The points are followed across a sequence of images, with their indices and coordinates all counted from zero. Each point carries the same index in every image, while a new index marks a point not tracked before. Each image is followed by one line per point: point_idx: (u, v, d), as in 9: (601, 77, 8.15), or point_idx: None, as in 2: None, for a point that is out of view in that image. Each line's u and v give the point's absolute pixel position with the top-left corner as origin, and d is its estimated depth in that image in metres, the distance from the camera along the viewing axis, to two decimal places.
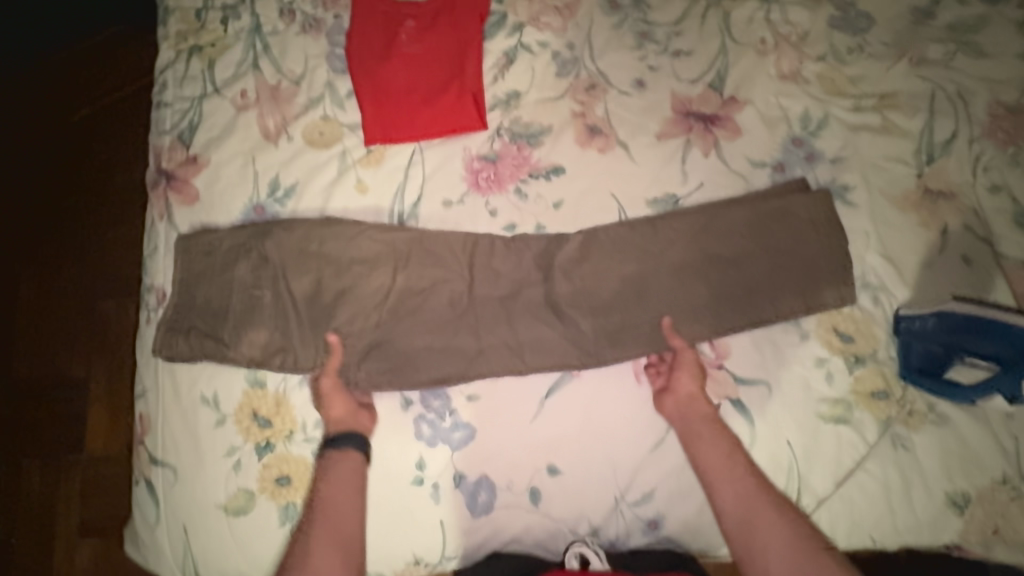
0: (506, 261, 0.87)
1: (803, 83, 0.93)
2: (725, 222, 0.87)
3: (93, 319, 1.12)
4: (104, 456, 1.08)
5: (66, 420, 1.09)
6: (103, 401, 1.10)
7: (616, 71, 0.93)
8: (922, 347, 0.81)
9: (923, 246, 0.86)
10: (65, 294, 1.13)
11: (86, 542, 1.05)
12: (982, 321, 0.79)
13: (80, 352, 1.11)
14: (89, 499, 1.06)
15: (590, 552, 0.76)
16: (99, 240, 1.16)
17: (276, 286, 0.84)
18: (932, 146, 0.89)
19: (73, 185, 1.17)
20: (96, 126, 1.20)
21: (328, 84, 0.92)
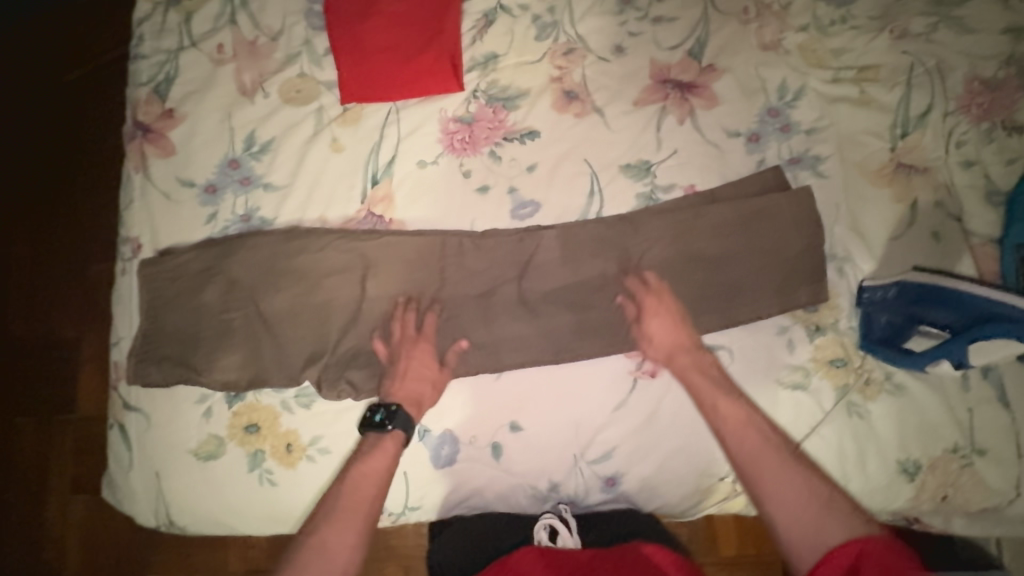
0: (479, 260, 0.86)
1: (783, 53, 0.92)
2: (709, 222, 0.86)
3: (84, 281, 1.13)
4: (96, 416, 1.09)
5: (56, 380, 1.11)
6: (96, 359, 1.11)
7: (596, 36, 0.93)
8: (881, 318, 0.82)
9: (893, 220, 0.87)
10: (54, 253, 1.13)
11: (80, 497, 1.08)
12: (938, 289, 0.79)
13: (73, 314, 1.12)
14: (81, 457, 1.09)
15: (560, 525, 0.80)
16: (86, 202, 1.14)
17: (250, 239, 0.85)
18: (908, 120, 0.89)
19: (58, 147, 1.15)
20: (82, 87, 1.16)
21: (306, 41, 0.91)
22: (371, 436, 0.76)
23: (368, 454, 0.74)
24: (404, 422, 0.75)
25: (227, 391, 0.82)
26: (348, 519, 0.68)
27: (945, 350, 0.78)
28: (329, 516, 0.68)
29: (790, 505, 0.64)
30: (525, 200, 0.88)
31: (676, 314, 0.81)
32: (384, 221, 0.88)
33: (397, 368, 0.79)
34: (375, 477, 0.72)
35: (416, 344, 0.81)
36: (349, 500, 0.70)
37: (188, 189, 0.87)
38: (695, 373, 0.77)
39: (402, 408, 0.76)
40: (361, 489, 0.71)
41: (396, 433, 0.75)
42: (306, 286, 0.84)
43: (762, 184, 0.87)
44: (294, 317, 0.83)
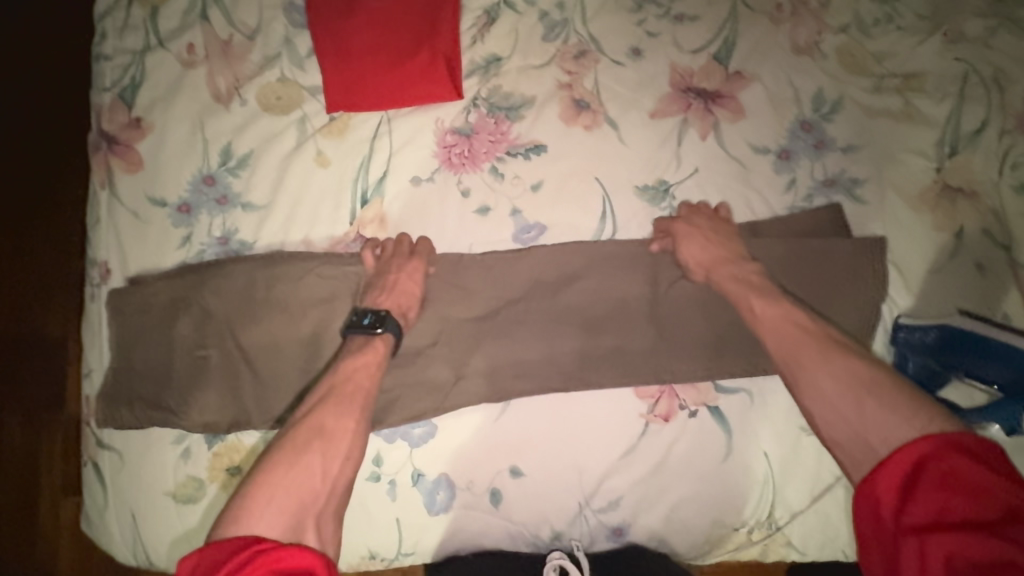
0: (481, 277, 0.79)
1: (819, 58, 0.83)
2: (741, 251, 0.77)
3: (68, 279, 1.06)
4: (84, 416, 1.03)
5: (42, 382, 1.04)
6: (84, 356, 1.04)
7: (610, 37, 0.83)
8: (925, 364, 0.75)
9: (933, 250, 0.79)
10: (35, 251, 1.06)
11: (71, 496, 1.02)
12: (988, 341, 0.71)
13: (57, 311, 1.05)
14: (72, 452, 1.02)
15: (571, 567, 0.75)
16: (58, 207, 1.06)
17: (227, 265, 0.77)
18: (956, 137, 0.80)
19: (35, 136, 1.07)
20: (56, 71, 1.08)
21: (286, 41, 0.82)
22: (358, 338, 0.72)
23: (354, 354, 0.71)
24: (395, 326, 0.73)
25: (205, 431, 0.76)
26: (342, 404, 0.66)
27: (997, 411, 0.70)
28: (320, 402, 0.66)
29: (835, 392, 0.61)
30: (529, 223, 0.80)
31: (711, 231, 0.76)
32: (375, 245, 0.80)
33: (385, 281, 0.75)
34: (367, 373, 0.69)
35: (406, 258, 0.77)
36: (342, 386, 0.67)
37: (159, 209, 0.79)
38: (732, 281, 0.74)
39: (391, 313, 0.73)
40: (354, 378, 0.68)
41: (386, 337, 0.72)
42: (288, 317, 0.76)
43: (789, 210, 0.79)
44: (276, 351, 0.76)
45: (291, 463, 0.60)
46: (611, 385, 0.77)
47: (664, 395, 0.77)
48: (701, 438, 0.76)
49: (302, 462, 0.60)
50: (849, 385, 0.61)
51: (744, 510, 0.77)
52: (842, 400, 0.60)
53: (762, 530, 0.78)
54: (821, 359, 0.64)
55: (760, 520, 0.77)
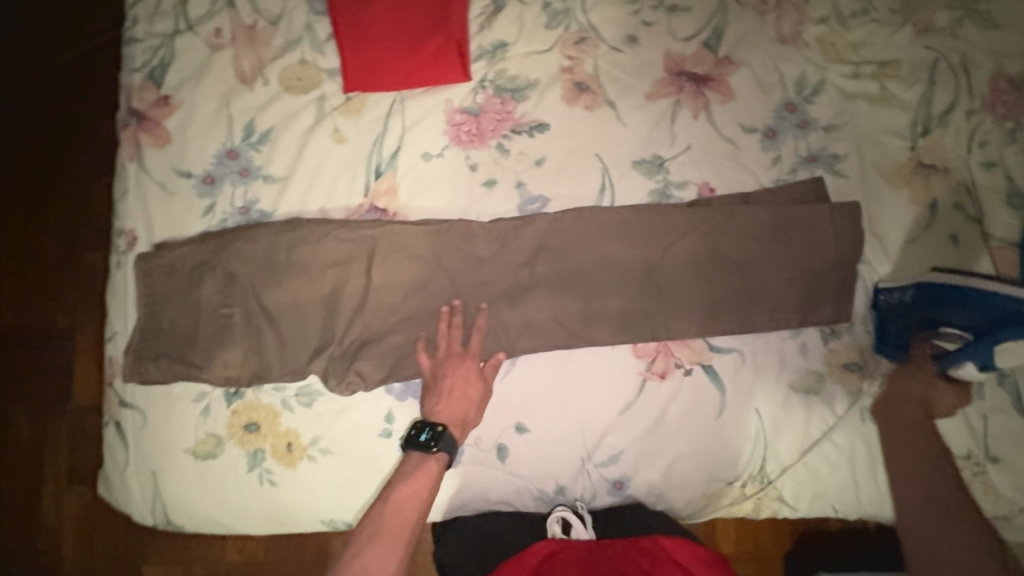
0: (487, 245, 0.83)
1: (801, 46, 0.89)
2: (742, 223, 0.83)
3: (80, 266, 1.09)
4: (93, 404, 1.06)
5: (53, 366, 1.06)
6: (92, 345, 1.07)
7: (608, 26, 0.89)
8: (908, 331, 0.80)
9: (910, 222, 0.85)
10: (56, 237, 1.10)
11: (75, 488, 1.04)
12: (962, 292, 0.76)
13: (69, 296, 1.09)
14: (77, 444, 1.05)
15: (572, 518, 0.78)
16: (82, 194, 1.11)
17: (249, 232, 0.82)
18: (929, 118, 0.86)
19: (56, 126, 1.12)
20: (77, 63, 1.14)
21: (307, 27, 0.88)
22: (415, 455, 0.74)
23: (410, 474, 0.72)
24: (450, 444, 0.73)
25: (227, 388, 0.80)
26: (385, 542, 0.66)
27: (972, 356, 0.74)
28: (367, 542, 0.66)
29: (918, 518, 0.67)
30: (533, 195, 0.86)
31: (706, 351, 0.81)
32: (388, 215, 0.85)
33: (440, 387, 0.77)
34: (417, 499, 0.70)
35: (461, 361, 0.79)
36: (389, 523, 0.68)
37: (185, 180, 0.84)
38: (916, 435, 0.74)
39: (447, 429, 0.74)
40: (402, 513, 0.69)
41: (440, 455, 0.73)
42: (307, 280, 0.81)
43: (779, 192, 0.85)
44: (297, 312, 0.80)
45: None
46: (611, 344, 0.82)
47: (661, 354, 0.82)
48: (696, 395, 0.81)
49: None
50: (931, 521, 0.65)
51: (738, 465, 0.81)
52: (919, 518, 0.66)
53: (755, 485, 0.82)
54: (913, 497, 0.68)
55: (753, 474, 0.82)
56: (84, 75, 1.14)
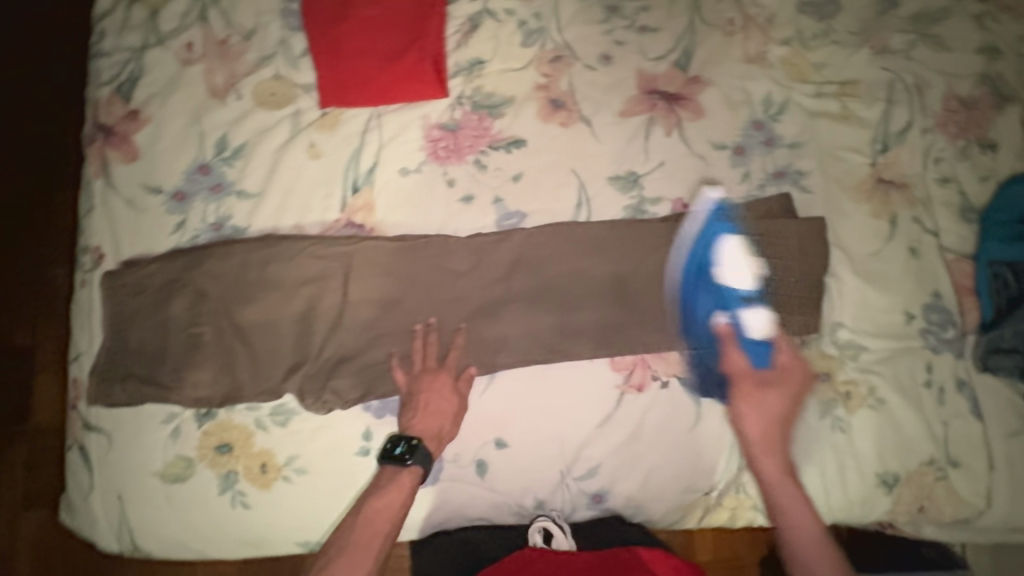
0: (465, 260, 0.84)
1: (767, 67, 0.92)
2: (713, 237, 0.85)
3: (40, 282, 1.06)
4: (52, 426, 1.02)
5: (11, 387, 1.03)
6: (54, 366, 1.04)
7: (582, 44, 0.91)
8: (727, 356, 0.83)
9: (873, 236, 0.88)
10: (16, 253, 1.06)
11: (32, 514, 1.00)
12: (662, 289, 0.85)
13: (29, 314, 1.05)
14: (35, 468, 1.01)
15: (554, 528, 0.79)
16: (47, 208, 1.08)
17: (221, 249, 0.80)
18: (888, 135, 0.90)
19: (17, 138, 1.09)
20: (40, 74, 1.11)
21: (281, 42, 0.87)
22: (389, 468, 0.76)
23: (384, 487, 0.76)
24: (424, 457, 0.75)
25: (197, 409, 0.78)
26: (356, 553, 0.72)
27: (743, 332, 0.83)
28: (339, 553, 0.73)
29: (811, 543, 0.76)
30: (510, 210, 0.86)
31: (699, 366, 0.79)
32: (365, 230, 0.85)
33: (416, 401, 0.78)
34: (389, 512, 0.74)
35: (436, 375, 0.79)
36: (359, 536, 0.73)
37: (154, 196, 0.82)
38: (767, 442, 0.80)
39: (422, 442, 0.76)
40: (373, 525, 0.74)
41: (414, 468, 0.76)
42: (282, 297, 0.80)
43: (749, 207, 0.87)
44: (271, 330, 0.79)
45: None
46: (590, 358, 0.83)
47: (638, 367, 0.83)
48: (672, 406, 0.82)
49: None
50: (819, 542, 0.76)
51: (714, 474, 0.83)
52: (807, 541, 0.76)
53: (730, 494, 0.83)
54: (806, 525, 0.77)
55: (730, 482, 0.83)
56: (47, 87, 1.11)
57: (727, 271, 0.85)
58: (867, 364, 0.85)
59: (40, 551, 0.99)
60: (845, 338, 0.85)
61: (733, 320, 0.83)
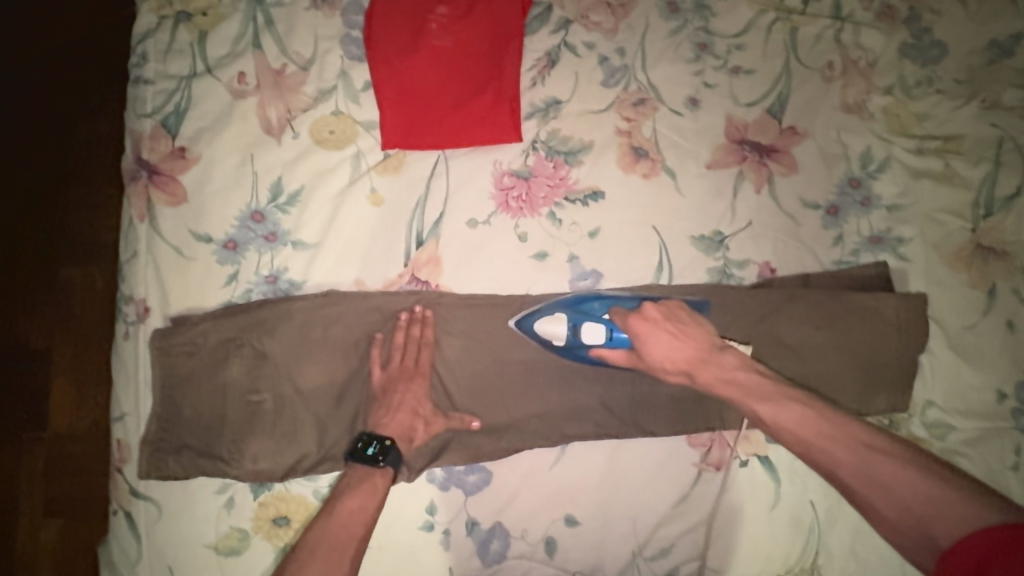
0: None
1: (866, 118, 0.86)
2: (804, 306, 0.80)
3: (53, 290, 0.97)
4: (71, 431, 0.95)
5: (24, 396, 0.95)
6: (67, 374, 0.96)
7: (669, 86, 0.83)
8: (653, 341, 0.72)
9: (968, 307, 0.82)
10: (33, 261, 0.98)
11: (50, 521, 0.94)
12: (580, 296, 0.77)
13: (41, 321, 0.97)
14: (53, 474, 0.94)
15: None
16: (63, 209, 0.99)
17: (280, 307, 0.74)
18: (991, 199, 0.84)
19: (30, 138, 1.00)
20: (54, 67, 1.01)
21: (341, 74, 0.80)
22: (360, 470, 0.69)
23: (354, 488, 0.68)
24: (396, 459, 0.70)
25: (254, 480, 0.73)
26: (324, 558, 0.62)
27: (615, 330, 0.74)
28: (302, 556, 0.62)
29: (912, 489, 0.58)
30: (586, 269, 0.80)
31: (676, 327, 0.73)
32: (430, 287, 0.78)
33: (390, 401, 0.73)
34: (363, 513, 0.66)
35: (411, 377, 0.74)
36: (334, 539, 0.64)
37: (204, 245, 0.76)
38: (721, 385, 0.70)
39: (395, 443, 0.70)
40: (345, 528, 0.65)
41: (387, 470, 0.70)
42: (345, 359, 0.75)
43: (840, 278, 0.82)
44: (334, 393, 0.75)
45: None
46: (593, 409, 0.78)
47: (716, 443, 0.78)
48: (752, 487, 0.78)
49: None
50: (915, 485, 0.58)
51: (790, 555, 0.77)
52: (925, 492, 0.57)
53: None
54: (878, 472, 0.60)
55: (804, 566, 0.77)
56: (62, 81, 1.01)
57: (555, 335, 0.74)
58: (954, 445, 0.80)
59: (59, 563, 0.93)
60: (934, 417, 0.81)
61: (609, 330, 0.74)
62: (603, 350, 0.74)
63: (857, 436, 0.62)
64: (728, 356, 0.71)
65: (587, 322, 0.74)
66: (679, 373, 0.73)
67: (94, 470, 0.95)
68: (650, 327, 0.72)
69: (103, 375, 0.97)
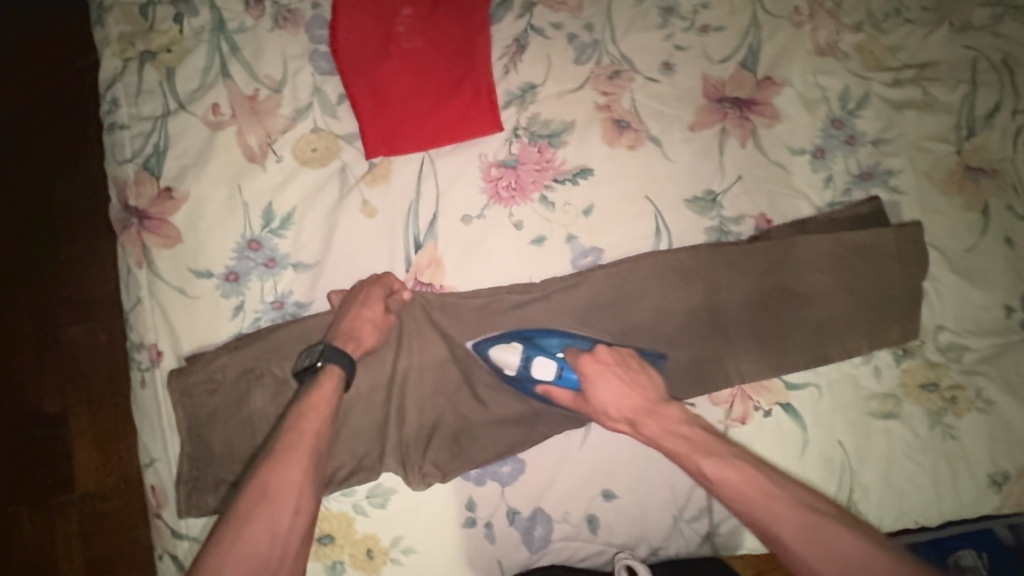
0: (542, 309, 0.79)
1: (840, 57, 0.86)
2: (805, 252, 0.81)
3: (61, 349, 0.97)
4: (100, 487, 0.95)
5: (51, 458, 0.96)
6: (89, 431, 0.96)
7: (641, 54, 0.83)
8: (600, 391, 0.73)
9: (965, 229, 0.83)
10: (35, 323, 0.97)
11: None
12: (521, 332, 0.78)
13: (54, 382, 0.97)
14: (91, 529, 0.95)
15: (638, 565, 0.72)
16: (58, 265, 0.98)
17: (293, 330, 0.75)
18: (973, 120, 0.85)
19: (12, 200, 0.99)
20: (25, 126, 1.00)
21: (315, 90, 0.79)
22: (308, 380, 0.70)
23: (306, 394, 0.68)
24: (334, 355, 0.69)
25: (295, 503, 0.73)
26: (286, 458, 0.63)
27: (567, 370, 0.75)
28: (268, 458, 0.63)
29: (835, 550, 0.59)
30: (586, 248, 0.80)
31: (627, 373, 0.74)
32: (435, 288, 0.78)
33: (410, 400, 0.76)
34: (314, 413, 0.66)
35: (431, 373, 0.77)
36: (288, 442, 0.64)
37: (206, 281, 0.75)
38: (668, 437, 0.71)
39: (330, 342, 0.70)
40: (300, 428, 0.65)
41: (331, 368, 0.69)
42: (364, 371, 0.76)
43: (836, 219, 0.82)
44: (358, 406, 0.75)
45: (235, 536, 0.58)
46: None
47: (738, 399, 0.79)
48: (780, 436, 0.79)
49: (247, 530, 0.59)
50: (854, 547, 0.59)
51: (827, 497, 0.78)
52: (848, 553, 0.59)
53: None
54: (819, 531, 0.60)
55: (842, 505, 0.79)
56: (35, 139, 1.00)
57: (506, 362, 0.76)
58: (970, 365, 0.81)
59: None
60: (947, 340, 0.82)
61: (560, 369, 0.75)
62: (551, 387, 0.75)
63: (800, 498, 0.64)
64: (673, 409, 0.73)
65: (541, 356, 0.75)
66: (621, 421, 0.73)
67: (132, 520, 0.96)
68: (602, 371, 0.74)
69: (125, 425, 0.97)
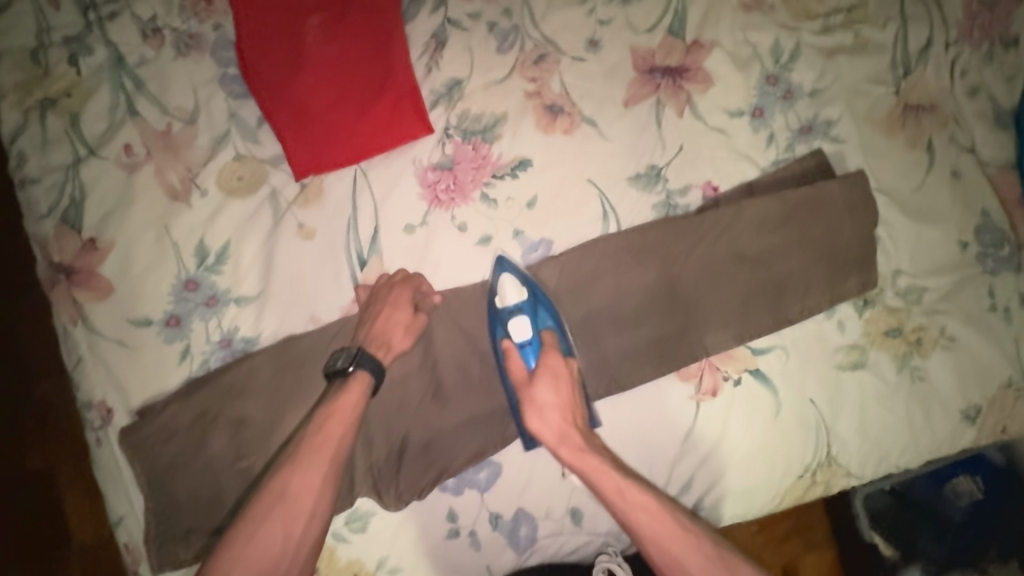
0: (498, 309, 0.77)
1: (767, 10, 0.84)
2: (754, 215, 0.79)
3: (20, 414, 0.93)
4: (98, 539, 0.93)
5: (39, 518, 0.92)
6: (80, 483, 0.93)
7: (565, 33, 0.81)
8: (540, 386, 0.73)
9: (911, 169, 0.82)
10: None
11: None
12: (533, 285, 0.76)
13: (25, 443, 0.93)
14: None
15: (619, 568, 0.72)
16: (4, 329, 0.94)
17: (243, 368, 0.72)
18: (907, 57, 0.83)
19: None
20: None
21: (230, 115, 0.76)
22: (338, 381, 0.69)
23: (337, 395, 0.68)
24: (369, 364, 0.69)
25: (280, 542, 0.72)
26: (310, 461, 0.63)
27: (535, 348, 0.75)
28: (291, 460, 0.63)
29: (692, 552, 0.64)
30: (534, 241, 0.79)
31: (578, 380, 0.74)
32: None
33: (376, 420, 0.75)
34: (340, 418, 0.66)
35: (393, 388, 0.75)
36: (312, 445, 0.64)
37: (146, 329, 0.73)
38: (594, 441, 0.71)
39: (364, 349, 0.69)
40: (326, 429, 0.65)
41: (362, 375, 0.69)
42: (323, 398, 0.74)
43: (783, 178, 0.81)
44: None
45: (252, 536, 0.59)
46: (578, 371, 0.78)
47: (707, 371, 0.79)
48: (752, 402, 0.79)
49: (263, 530, 0.59)
50: (708, 565, 0.64)
51: (804, 455, 0.79)
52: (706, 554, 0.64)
53: (822, 469, 0.79)
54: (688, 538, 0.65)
55: (821, 461, 0.79)
56: None
57: (503, 297, 0.75)
58: (931, 304, 0.81)
59: None
60: (906, 283, 0.81)
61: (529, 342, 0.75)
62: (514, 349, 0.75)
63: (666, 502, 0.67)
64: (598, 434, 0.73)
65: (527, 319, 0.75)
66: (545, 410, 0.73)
67: None
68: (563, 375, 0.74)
69: None
